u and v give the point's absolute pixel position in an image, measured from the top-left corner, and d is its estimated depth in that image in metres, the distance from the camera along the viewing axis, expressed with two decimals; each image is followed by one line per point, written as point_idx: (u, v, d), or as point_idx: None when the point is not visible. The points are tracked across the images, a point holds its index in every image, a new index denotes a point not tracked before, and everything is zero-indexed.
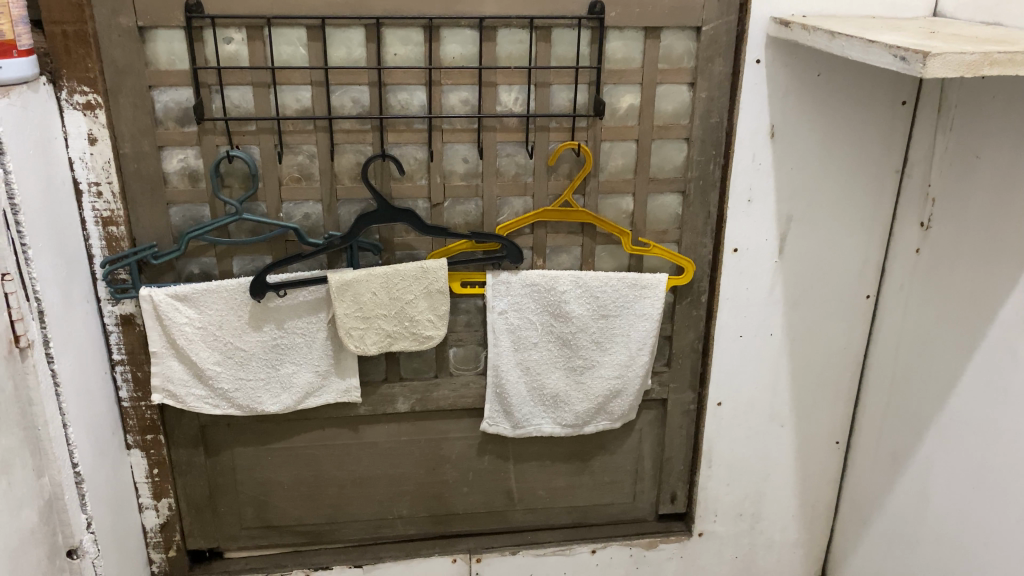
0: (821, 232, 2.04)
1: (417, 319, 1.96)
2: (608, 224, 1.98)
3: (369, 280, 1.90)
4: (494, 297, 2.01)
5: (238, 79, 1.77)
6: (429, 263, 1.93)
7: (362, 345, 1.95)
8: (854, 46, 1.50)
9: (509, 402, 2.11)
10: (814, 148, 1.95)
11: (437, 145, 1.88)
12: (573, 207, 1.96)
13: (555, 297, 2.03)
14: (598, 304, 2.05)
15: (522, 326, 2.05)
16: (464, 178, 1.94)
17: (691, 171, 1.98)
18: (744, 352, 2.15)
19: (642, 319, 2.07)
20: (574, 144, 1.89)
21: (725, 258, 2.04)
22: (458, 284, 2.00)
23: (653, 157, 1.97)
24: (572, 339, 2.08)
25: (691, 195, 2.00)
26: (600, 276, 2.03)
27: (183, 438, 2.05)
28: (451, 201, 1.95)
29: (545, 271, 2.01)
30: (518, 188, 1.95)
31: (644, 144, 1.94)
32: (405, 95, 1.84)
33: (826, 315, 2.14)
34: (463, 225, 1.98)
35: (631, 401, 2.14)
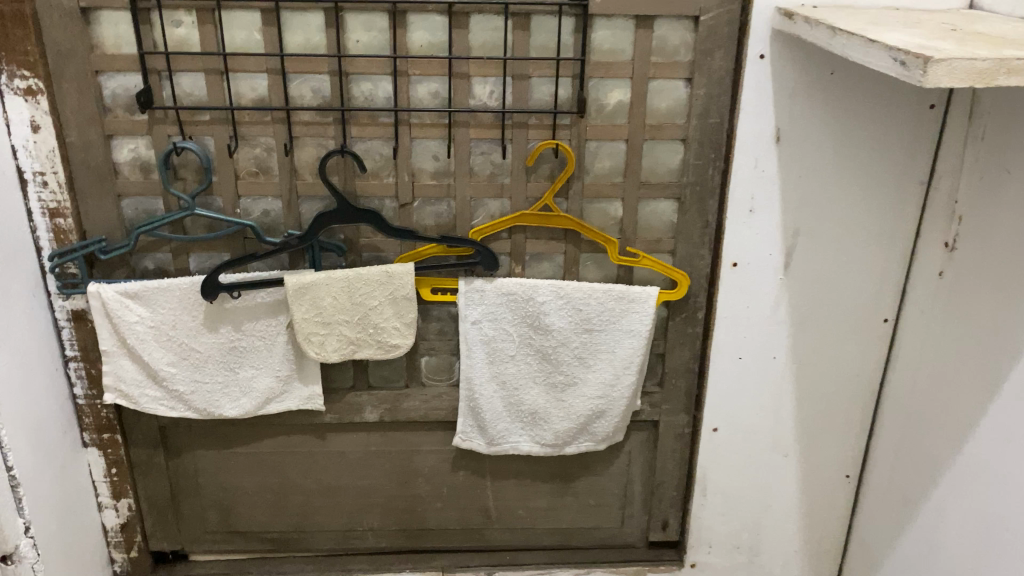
0: (833, 248, 1.83)
1: (383, 326, 1.83)
2: (592, 231, 1.81)
3: (329, 284, 1.77)
4: (466, 305, 1.86)
5: (189, 65, 1.65)
6: (395, 267, 1.79)
7: (323, 352, 1.83)
8: (855, 44, 1.29)
9: (483, 418, 1.96)
10: (825, 155, 1.75)
11: (405, 140, 1.73)
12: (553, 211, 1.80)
13: (534, 308, 1.87)
14: (581, 317, 1.88)
15: (497, 337, 1.90)
16: (434, 176, 1.79)
17: (687, 176, 1.78)
18: (743, 376, 1.96)
19: (630, 336, 1.89)
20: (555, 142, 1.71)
21: (723, 273, 1.85)
22: (428, 290, 1.86)
23: (645, 159, 1.79)
24: (552, 353, 1.92)
25: (685, 202, 1.81)
26: (584, 286, 1.86)
27: (141, 439, 1.97)
28: (422, 201, 1.81)
29: (523, 279, 1.85)
30: (494, 189, 1.79)
31: (634, 144, 1.76)
32: (368, 86, 1.70)
33: (837, 337, 1.93)
34: (434, 227, 1.83)
35: (617, 423, 1.97)
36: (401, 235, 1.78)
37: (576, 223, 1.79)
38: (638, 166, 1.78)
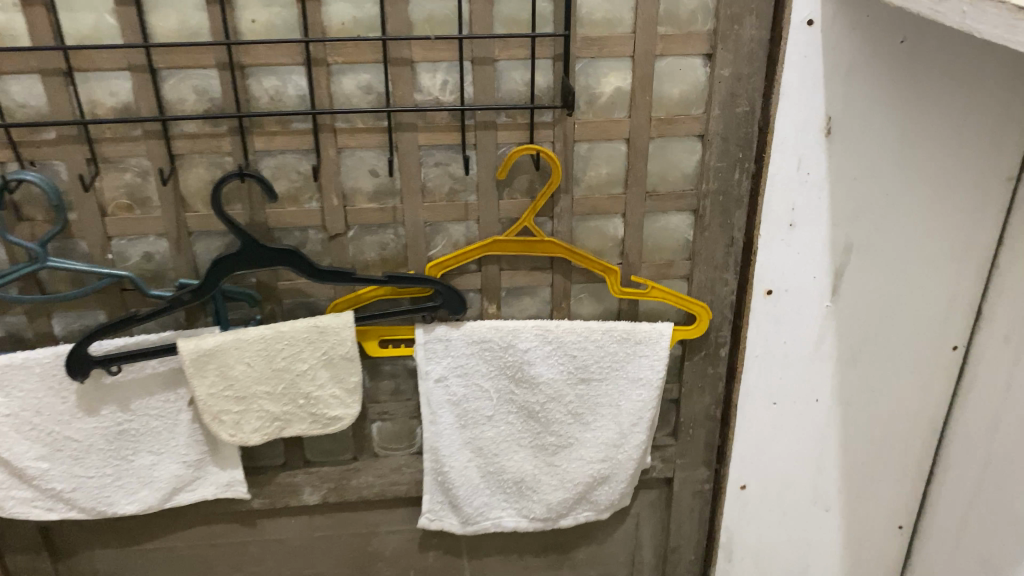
0: (895, 264, 1.43)
1: (317, 394, 1.41)
2: (584, 258, 1.39)
3: (240, 348, 1.34)
4: (427, 360, 1.44)
5: (16, 64, 1.17)
6: (327, 321, 1.35)
7: (239, 434, 1.41)
8: (986, 12, 0.87)
9: (457, 494, 1.55)
10: (887, 149, 1.33)
11: (330, 152, 1.29)
12: (534, 234, 1.37)
13: (515, 357, 1.45)
14: (575, 365, 1.47)
15: (469, 396, 1.48)
16: (374, 198, 1.34)
17: (707, 182, 1.37)
18: (779, 423, 1.57)
19: (638, 386, 1.49)
20: (534, 147, 1.27)
21: (755, 303, 1.44)
22: (375, 342, 1.42)
23: (651, 161, 1.36)
24: (540, 411, 1.51)
25: (705, 214, 1.39)
26: (578, 327, 1.44)
27: (18, 543, 1.53)
28: (359, 229, 1.36)
29: (499, 323, 1.43)
30: (455, 211, 1.35)
31: (637, 144, 1.33)
32: (275, 82, 1.24)
33: (896, 371, 1.54)
34: (379, 262, 1.38)
35: (624, 489, 1.58)
36: (334, 277, 1.34)
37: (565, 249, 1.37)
38: (641, 173, 1.36)
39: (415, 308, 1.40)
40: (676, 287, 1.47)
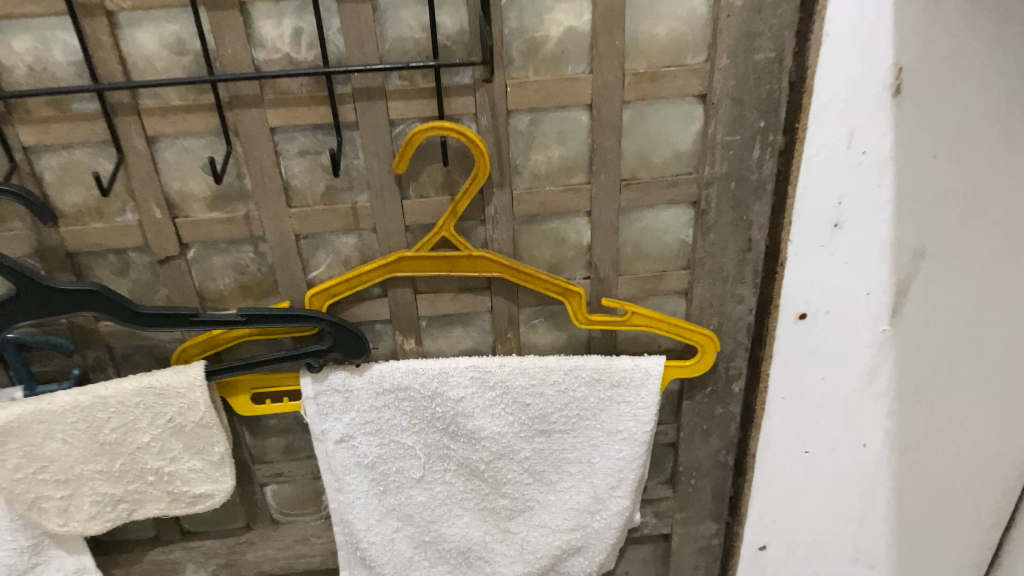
0: (988, 273, 0.98)
1: (171, 470, 1.03)
2: (534, 275, 0.96)
3: (47, 422, 0.95)
4: (322, 416, 1.04)
5: None
6: (166, 378, 0.95)
7: (71, 523, 1.04)
8: None
9: (382, 571, 1.18)
10: (989, 110, 0.87)
11: (137, 144, 0.85)
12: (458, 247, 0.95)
13: (445, 409, 1.04)
14: (529, 416, 1.06)
15: (386, 457, 1.09)
16: (220, 204, 0.92)
17: (710, 164, 0.92)
18: (812, 474, 1.16)
19: (617, 438, 1.08)
20: (440, 124, 0.84)
21: (781, 330, 1.01)
22: (247, 397, 1.03)
23: (625, 137, 0.91)
24: (486, 473, 1.11)
25: (709, 209, 0.95)
26: (528, 367, 1.02)
27: None
28: (203, 248, 0.94)
29: (418, 367, 1.01)
30: (339, 218, 0.93)
31: (603, 114, 0.88)
32: (30, 42, 0.80)
33: (983, 413, 1.10)
34: (238, 289, 0.98)
35: (603, 560, 1.19)
36: (166, 326, 0.92)
37: (503, 266, 0.95)
38: (610, 155, 0.91)
39: (298, 353, 0.98)
40: (668, 307, 1.04)
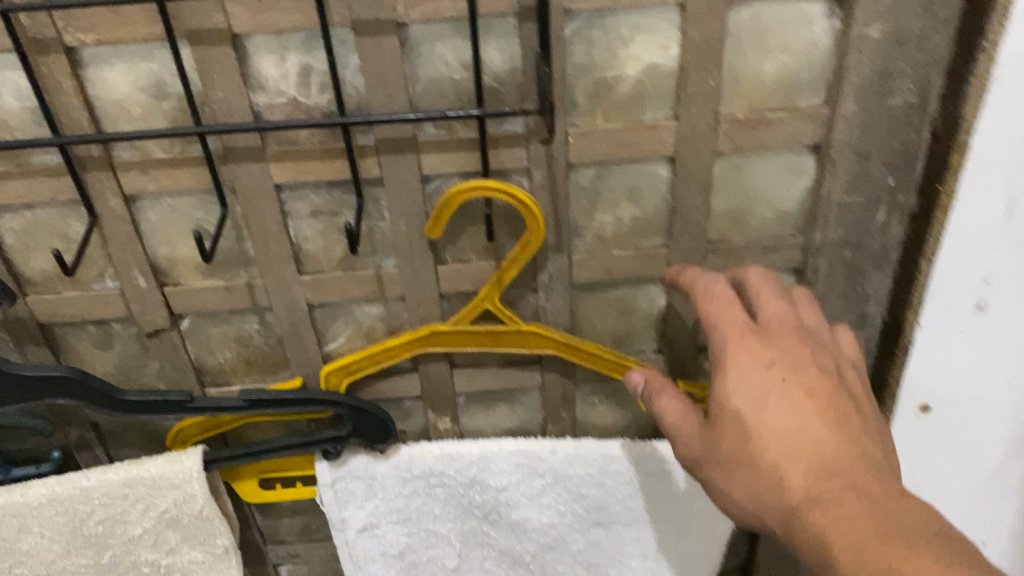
0: None
1: (168, 563, 0.89)
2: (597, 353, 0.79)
3: (21, 517, 0.81)
4: (341, 504, 0.89)
5: None
6: (157, 469, 0.81)
7: None
8: None
9: None
10: None
11: (112, 205, 0.69)
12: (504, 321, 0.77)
13: (486, 498, 0.88)
14: (586, 507, 0.89)
15: (416, 547, 0.93)
16: (217, 270, 0.76)
17: (820, 230, 0.73)
18: None
19: (690, 533, 0.91)
20: (488, 185, 0.66)
21: (895, 422, 0.83)
22: (255, 482, 0.88)
23: (715, 194, 0.73)
24: (532, 564, 0.95)
25: (815, 280, 0.77)
26: (586, 455, 0.85)
27: None
28: (199, 317, 0.79)
29: (453, 452, 0.85)
30: (359, 288, 0.76)
31: (689, 168, 0.70)
32: None
33: None
34: (243, 363, 0.82)
35: None
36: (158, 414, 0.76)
37: (558, 342, 0.78)
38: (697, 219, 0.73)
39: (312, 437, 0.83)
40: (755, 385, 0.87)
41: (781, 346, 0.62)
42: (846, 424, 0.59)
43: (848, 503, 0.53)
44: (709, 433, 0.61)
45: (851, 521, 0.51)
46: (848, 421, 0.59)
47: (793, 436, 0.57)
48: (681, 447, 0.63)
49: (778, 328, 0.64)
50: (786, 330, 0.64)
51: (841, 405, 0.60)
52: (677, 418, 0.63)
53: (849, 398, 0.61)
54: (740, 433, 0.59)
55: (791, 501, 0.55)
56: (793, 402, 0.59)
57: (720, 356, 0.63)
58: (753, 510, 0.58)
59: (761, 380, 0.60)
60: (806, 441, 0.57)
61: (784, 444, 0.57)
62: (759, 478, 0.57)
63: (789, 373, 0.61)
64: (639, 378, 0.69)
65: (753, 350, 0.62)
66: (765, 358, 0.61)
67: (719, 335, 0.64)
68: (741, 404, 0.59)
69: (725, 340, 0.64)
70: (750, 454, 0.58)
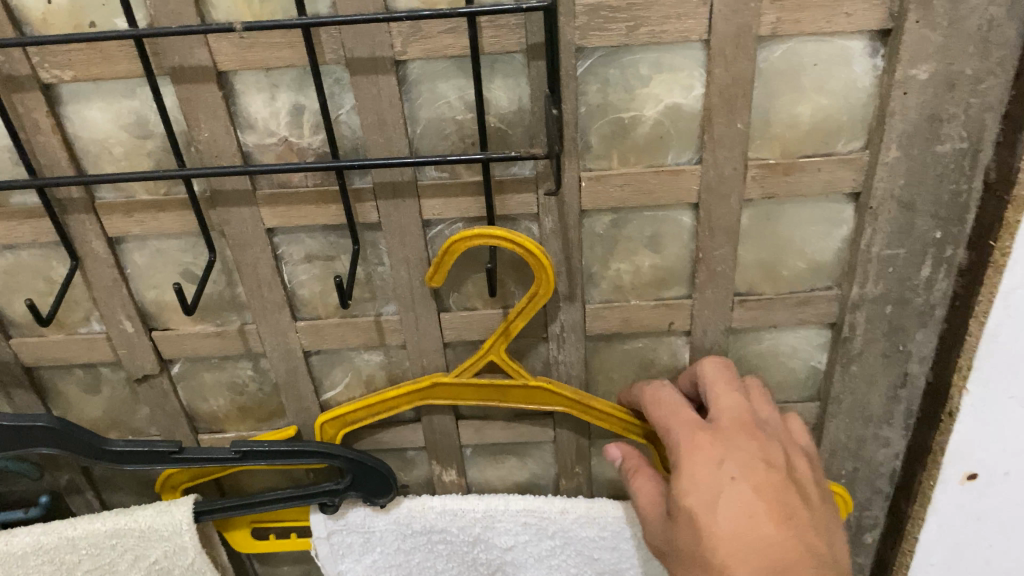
0: None
1: None
2: (613, 414, 0.73)
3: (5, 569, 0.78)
4: (337, 557, 0.84)
5: None
6: (146, 520, 0.77)
7: None
8: None
9: None
10: None
11: (95, 249, 0.65)
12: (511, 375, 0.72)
13: (490, 557, 0.83)
14: (597, 571, 0.83)
15: None
16: (209, 314, 0.72)
17: (859, 285, 0.67)
18: None
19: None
20: (499, 234, 0.61)
21: (940, 492, 0.76)
22: (247, 531, 0.84)
23: (743, 244, 0.67)
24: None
25: (853, 337, 0.70)
26: (597, 518, 0.79)
27: None
28: (191, 363, 0.75)
29: (457, 508, 0.80)
30: (358, 336, 0.72)
31: (714, 216, 0.64)
32: None
33: None
34: (238, 410, 0.78)
35: None
36: (145, 467, 0.71)
37: (567, 399, 0.72)
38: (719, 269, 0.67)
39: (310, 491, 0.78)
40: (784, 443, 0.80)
41: (732, 443, 0.58)
42: (795, 516, 0.54)
43: None
44: (668, 529, 0.57)
45: None
46: (804, 520, 0.54)
47: (745, 536, 0.52)
48: (651, 538, 0.60)
49: (733, 424, 0.60)
50: (736, 424, 0.61)
51: (803, 508, 0.55)
52: (650, 507, 0.61)
53: (804, 496, 0.56)
54: (691, 531, 0.54)
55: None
56: (744, 498, 0.54)
57: (677, 458, 0.59)
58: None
59: (710, 475, 0.56)
60: (758, 542, 0.52)
61: (733, 545, 0.52)
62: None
63: (741, 469, 0.56)
64: (617, 454, 0.67)
65: (703, 448, 0.58)
66: (715, 452, 0.58)
67: (676, 443, 0.60)
68: (693, 500, 0.55)
69: (679, 440, 0.60)
70: (700, 556, 0.53)
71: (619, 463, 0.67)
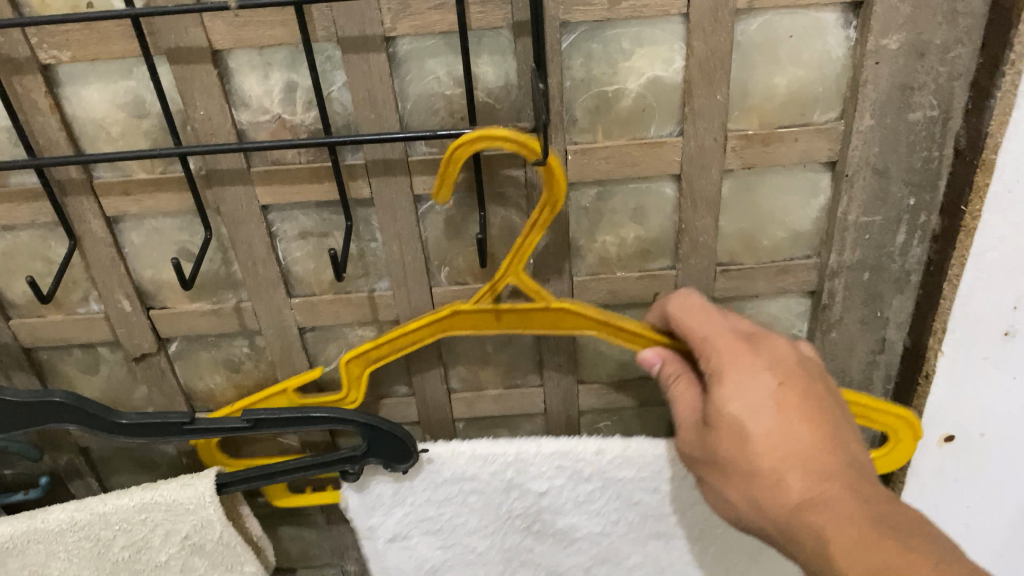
0: None
1: None
2: (649, 334, 0.66)
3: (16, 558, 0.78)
4: (368, 511, 0.78)
5: None
6: (169, 494, 0.76)
7: None
8: None
9: None
10: None
11: (92, 228, 0.67)
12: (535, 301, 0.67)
13: (530, 503, 0.77)
14: (641, 515, 0.78)
15: (452, 564, 0.82)
16: (205, 293, 0.73)
17: (836, 253, 0.69)
18: None
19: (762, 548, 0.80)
20: (532, 142, 0.57)
21: (919, 457, 0.79)
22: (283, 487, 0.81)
23: (724, 214, 0.70)
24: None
25: (834, 304, 0.72)
26: (636, 458, 0.74)
27: None
28: (188, 341, 0.76)
29: (489, 452, 0.74)
30: (352, 312, 0.73)
31: (696, 187, 0.66)
32: None
33: None
34: (235, 388, 0.79)
35: None
36: (158, 438, 0.71)
37: (599, 323, 0.66)
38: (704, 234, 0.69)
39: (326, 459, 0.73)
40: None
41: (769, 351, 0.59)
42: (836, 425, 0.56)
43: (847, 507, 0.51)
44: (705, 436, 0.58)
45: (844, 521, 0.51)
46: (838, 425, 0.56)
47: (791, 448, 0.54)
48: (683, 443, 0.61)
49: (773, 339, 0.60)
50: (769, 333, 0.61)
51: (840, 416, 0.57)
52: (688, 413, 0.60)
53: (836, 399, 0.59)
54: (734, 442, 0.55)
55: (789, 508, 0.53)
56: (785, 408, 0.55)
57: (714, 366, 0.58)
58: (752, 515, 0.56)
59: (754, 384, 0.56)
60: (804, 452, 0.54)
61: (780, 454, 0.54)
62: (757, 487, 0.54)
63: (783, 376, 0.57)
64: (655, 358, 0.65)
65: (743, 355, 0.58)
66: (756, 362, 0.58)
67: (711, 349, 0.60)
68: (737, 409, 0.55)
69: (714, 348, 0.59)
70: (746, 465, 0.54)
71: (665, 378, 0.63)
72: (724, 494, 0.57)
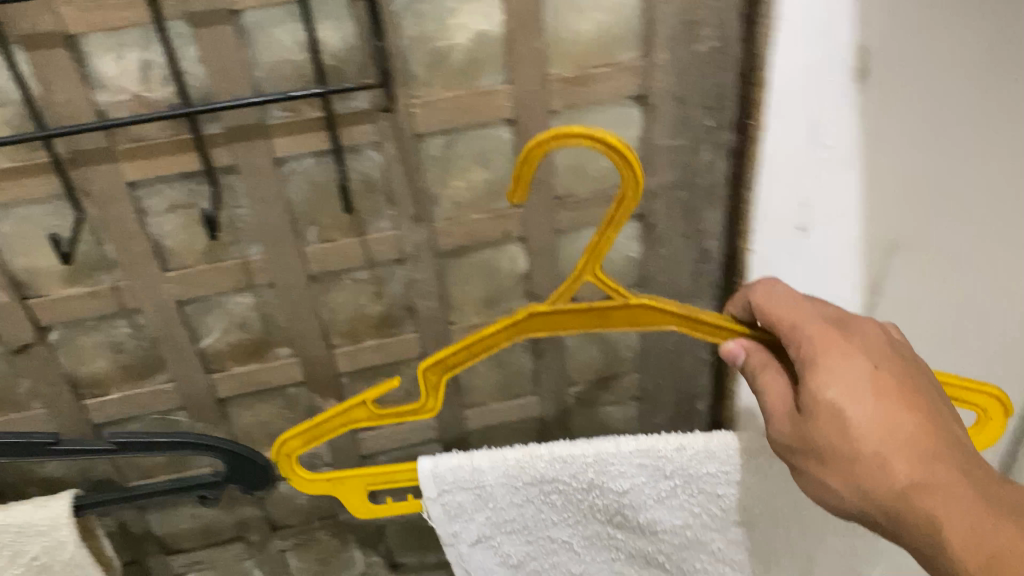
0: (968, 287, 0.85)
1: None
2: (730, 326, 0.64)
3: None
4: (450, 519, 0.74)
5: None
6: (22, 516, 0.74)
7: None
8: None
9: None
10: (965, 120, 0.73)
11: None
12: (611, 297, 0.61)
13: (611, 500, 0.74)
14: (722, 508, 0.75)
15: (536, 554, 0.81)
16: (80, 277, 0.76)
17: (654, 175, 0.80)
18: None
19: (837, 531, 0.80)
20: (614, 140, 0.53)
21: None
22: (361, 497, 0.70)
23: (557, 151, 0.79)
24: (668, 565, 0.81)
25: (660, 221, 0.83)
26: (720, 453, 0.71)
27: None
28: (68, 327, 0.79)
29: (568, 454, 0.71)
30: (230, 278, 0.78)
31: (528, 128, 0.75)
32: None
33: None
34: (121, 369, 0.82)
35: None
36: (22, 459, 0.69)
37: (679, 317, 0.62)
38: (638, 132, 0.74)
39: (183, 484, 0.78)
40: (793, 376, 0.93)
41: (857, 338, 0.60)
42: (941, 433, 0.55)
43: (958, 495, 0.52)
44: (802, 424, 0.59)
45: (960, 504, 0.52)
46: (938, 410, 0.57)
47: (889, 430, 0.55)
48: (773, 429, 0.61)
49: (858, 330, 0.61)
50: (851, 318, 0.63)
51: (943, 421, 0.57)
52: (777, 401, 0.61)
53: (931, 391, 0.59)
54: (834, 427, 0.56)
55: (895, 492, 0.54)
56: (882, 395, 0.57)
57: (806, 352, 0.59)
58: (859, 503, 0.56)
59: (851, 370, 0.57)
60: (909, 437, 0.55)
61: (883, 438, 0.55)
62: (856, 470, 0.56)
63: (875, 360, 0.59)
64: (738, 349, 0.64)
65: (837, 347, 0.59)
66: (848, 350, 0.59)
67: (800, 335, 0.60)
68: (833, 394, 0.57)
69: (805, 334, 0.60)
70: (845, 452, 0.56)
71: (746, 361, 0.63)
72: (825, 486, 0.58)
